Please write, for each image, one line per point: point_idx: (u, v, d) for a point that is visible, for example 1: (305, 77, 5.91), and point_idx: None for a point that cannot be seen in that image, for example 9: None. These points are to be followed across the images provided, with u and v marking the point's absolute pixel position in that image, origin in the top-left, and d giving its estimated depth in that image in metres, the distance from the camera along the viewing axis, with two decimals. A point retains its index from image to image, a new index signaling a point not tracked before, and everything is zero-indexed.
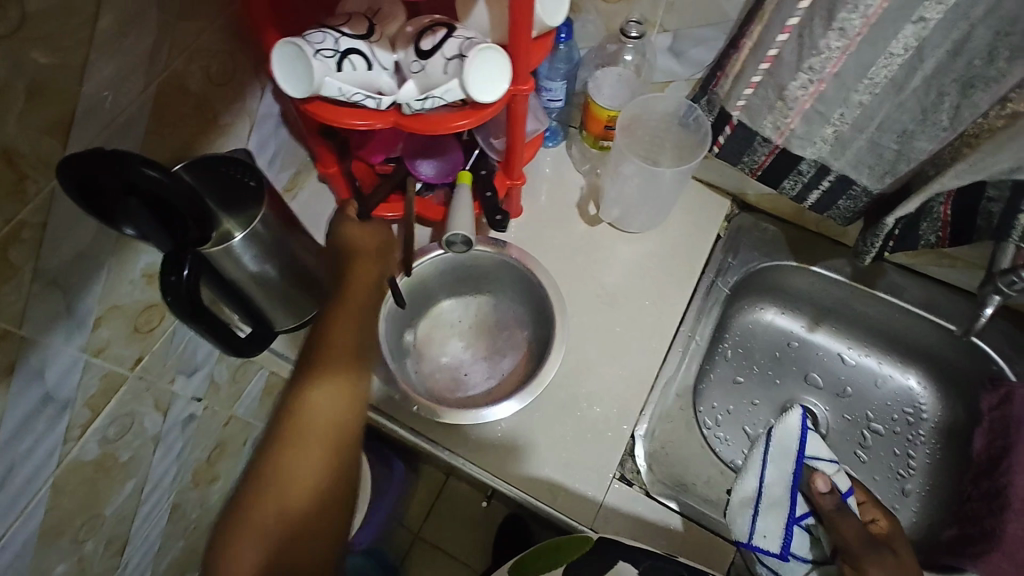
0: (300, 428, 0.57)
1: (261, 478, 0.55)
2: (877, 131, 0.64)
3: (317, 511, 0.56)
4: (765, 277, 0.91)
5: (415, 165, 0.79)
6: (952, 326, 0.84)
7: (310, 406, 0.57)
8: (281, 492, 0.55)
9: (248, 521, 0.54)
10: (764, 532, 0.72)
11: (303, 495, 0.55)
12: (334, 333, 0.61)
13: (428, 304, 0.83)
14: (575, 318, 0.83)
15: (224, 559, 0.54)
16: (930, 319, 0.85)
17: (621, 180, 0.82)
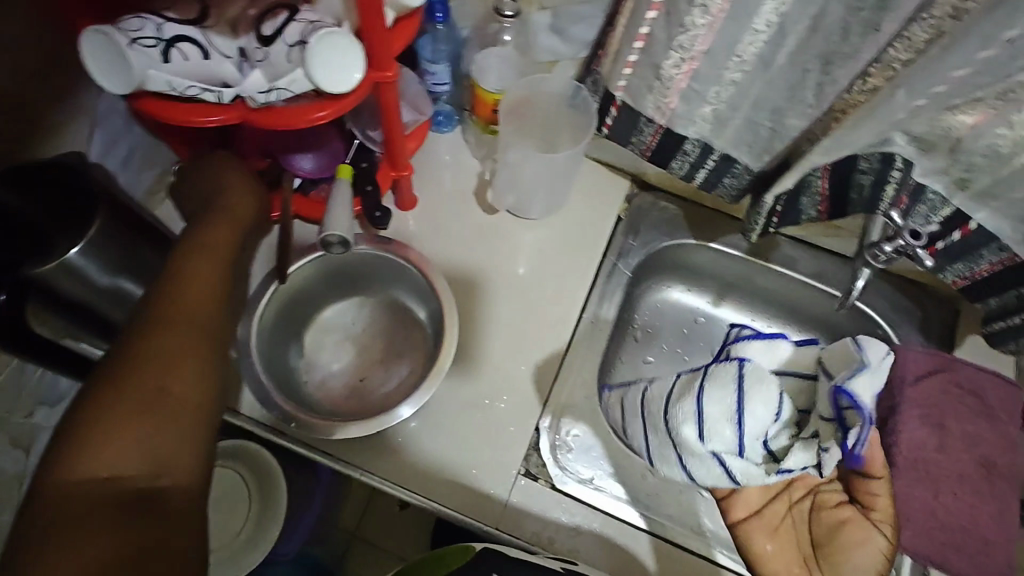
0: (166, 329, 0.53)
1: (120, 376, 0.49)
2: (751, 109, 0.63)
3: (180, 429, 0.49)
4: (668, 255, 0.91)
5: (292, 161, 0.73)
6: (836, 292, 0.87)
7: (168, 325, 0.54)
8: (134, 408, 0.48)
9: (103, 416, 0.46)
10: (719, 401, 0.65)
11: (165, 409, 0.49)
12: (192, 260, 0.59)
13: (316, 308, 0.78)
14: (477, 311, 0.80)
15: (72, 456, 0.44)
16: (820, 288, 0.88)
17: (512, 167, 0.80)
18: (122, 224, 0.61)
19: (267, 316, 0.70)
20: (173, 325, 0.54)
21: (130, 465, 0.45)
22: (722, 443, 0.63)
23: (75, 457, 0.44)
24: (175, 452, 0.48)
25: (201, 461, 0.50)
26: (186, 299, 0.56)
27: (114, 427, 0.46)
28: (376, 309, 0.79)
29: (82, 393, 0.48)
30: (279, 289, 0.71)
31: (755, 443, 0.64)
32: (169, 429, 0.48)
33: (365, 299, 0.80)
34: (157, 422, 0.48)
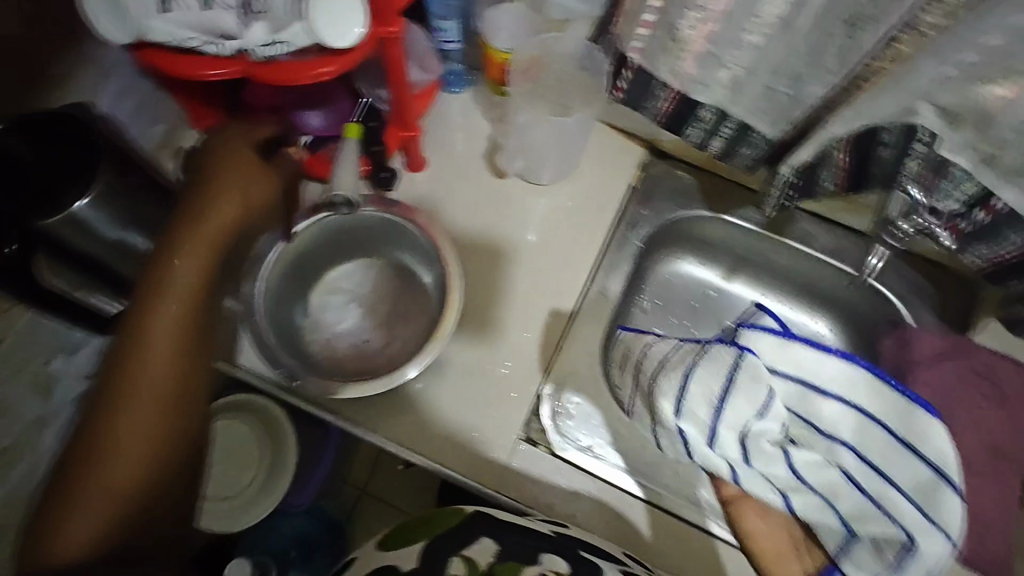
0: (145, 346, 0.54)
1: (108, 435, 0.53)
2: (770, 76, 0.60)
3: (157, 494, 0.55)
4: (680, 227, 0.89)
5: (301, 117, 0.73)
6: (853, 271, 0.85)
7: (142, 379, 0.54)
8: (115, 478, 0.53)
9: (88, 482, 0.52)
10: (704, 382, 0.60)
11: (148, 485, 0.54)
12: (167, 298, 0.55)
13: (323, 269, 0.78)
14: (483, 278, 0.80)
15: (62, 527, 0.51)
16: (834, 265, 0.86)
17: (521, 128, 0.81)
18: (127, 179, 0.61)
19: (271, 276, 0.70)
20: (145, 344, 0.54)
21: (103, 541, 0.52)
22: (694, 425, 0.59)
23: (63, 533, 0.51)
24: (143, 524, 0.54)
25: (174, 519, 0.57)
26: (157, 314, 0.55)
27: (91, 497, 0.52)
28: (384, 271, 0.79)
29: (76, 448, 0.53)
30: (283, 251, 0.71)
31: (727, 433, 0.59)
32: (141, 499, 0.54)
33: (375, 262, 0.79)
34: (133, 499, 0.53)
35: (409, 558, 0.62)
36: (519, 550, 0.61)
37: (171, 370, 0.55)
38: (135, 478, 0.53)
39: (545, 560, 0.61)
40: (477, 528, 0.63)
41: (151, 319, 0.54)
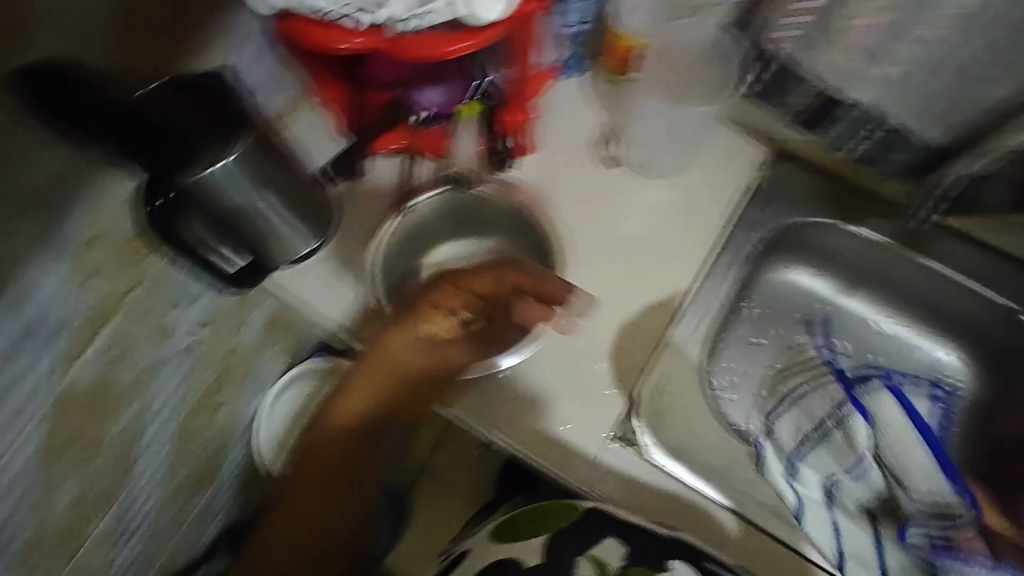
0: (348, 413, 0.73)
1: (310, 436, 0.75)
2: None
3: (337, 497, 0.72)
4: (797, 235, 0.84)
5: (420, 95, 0.72)
6: (1003, 300, 0.78)
7: (308, 473, 0.73)
8: (304, 489, 0.72)
9: (297, 480, 0.73)
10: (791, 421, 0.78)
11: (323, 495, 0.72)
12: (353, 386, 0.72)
13: (425, 247, 0.77)
14: (585, 270, 0.77)
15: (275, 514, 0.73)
16: (978, 290, 0.79)
17: (643, 115, 0.77)
18: (263, 146, 0.62)
19: (383, 249, 0.72)
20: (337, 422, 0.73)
21: (288, 546, 0.71)
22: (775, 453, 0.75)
23: (266, 534, 0.72)
24: (303, 538, 0.71)
25: (328, 535, 0.71)
26: (381, 382, 0.71)
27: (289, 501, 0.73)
28: (489, 252, 0.78)
29: (302, 454, 0.74)
30: (396, 226, 0.72)
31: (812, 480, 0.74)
32: (313, 517, 0.72)
33: (480, 241, 0.79)
34: (312, 513, 0.72)
35: (531, 553, 0.69)
36: (644, 556, 0.67)
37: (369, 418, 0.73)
38: (330, 505, 0.72)
39: (673, 567, 0.66)
40: (599, 529, 0.68)
41: (394, 378, 0.70)
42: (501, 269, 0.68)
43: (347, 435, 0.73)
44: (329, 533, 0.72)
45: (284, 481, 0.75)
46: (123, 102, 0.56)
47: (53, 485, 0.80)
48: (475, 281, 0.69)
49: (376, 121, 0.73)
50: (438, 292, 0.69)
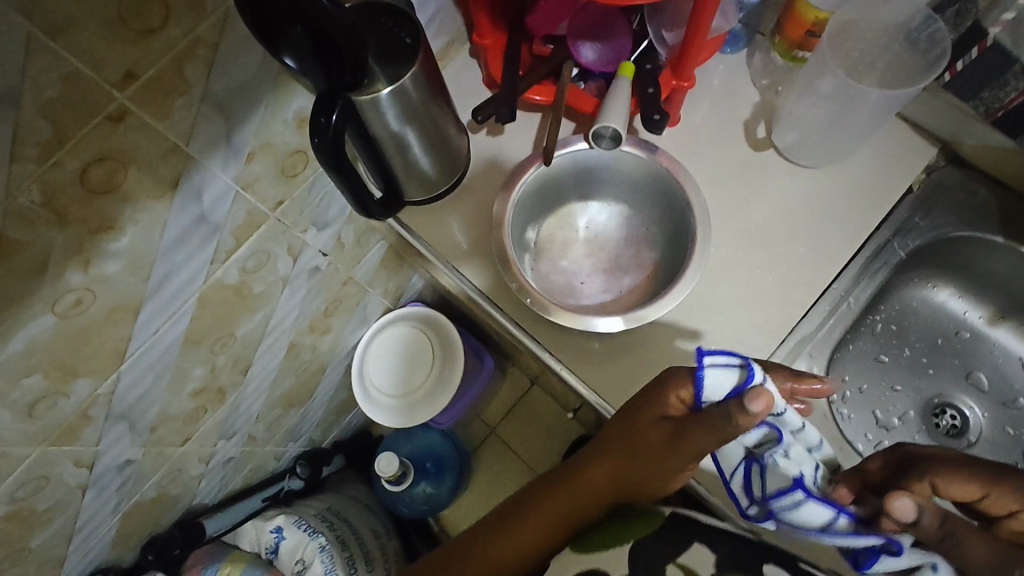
0: (550, 491, 0.68)
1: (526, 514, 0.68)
2: None
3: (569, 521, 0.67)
4: (953, 250, 0.76)
5: (576, 47, 0.72)
6: None
7: (531, 532, 0.68)
8: (530, 518, 0.68)
9: (472, 545, 0.70)
10: None
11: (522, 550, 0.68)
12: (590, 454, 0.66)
13: (556, 201, 0.77)
14: (714, 250, 0.74)
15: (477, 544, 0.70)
16: None
17: (810, 99, 0.70)
18: (428, 79, 0.65)
19: (524, 194, 0.72)
20: (536, 523, 0.68)
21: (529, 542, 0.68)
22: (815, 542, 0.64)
23: (483, 541, 0.70)
24: (511, 532, 0.69)
25: (520, 542, 0.68)
26: (572, 476, 0.67)
27: (487, 541, 0.70)
28: (619, 221, 0.77)
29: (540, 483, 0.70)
30: (539, 174, 0.72)
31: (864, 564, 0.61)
32: (519, 536, 0.68)
33: (610, 207, 0.77)
34: (524, 534, 0.68)
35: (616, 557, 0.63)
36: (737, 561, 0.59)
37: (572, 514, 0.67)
38: (532, 543, 0.68)
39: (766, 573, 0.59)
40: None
41: (576, 479, 0.67)
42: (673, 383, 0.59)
43: (572, 503, 0.67)
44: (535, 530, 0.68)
45: (519, 494, 0.71)
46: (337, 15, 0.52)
47: (180, 377, 0.85)
48: (642, 422, 0.60)
49: (534, 68, 0.73)
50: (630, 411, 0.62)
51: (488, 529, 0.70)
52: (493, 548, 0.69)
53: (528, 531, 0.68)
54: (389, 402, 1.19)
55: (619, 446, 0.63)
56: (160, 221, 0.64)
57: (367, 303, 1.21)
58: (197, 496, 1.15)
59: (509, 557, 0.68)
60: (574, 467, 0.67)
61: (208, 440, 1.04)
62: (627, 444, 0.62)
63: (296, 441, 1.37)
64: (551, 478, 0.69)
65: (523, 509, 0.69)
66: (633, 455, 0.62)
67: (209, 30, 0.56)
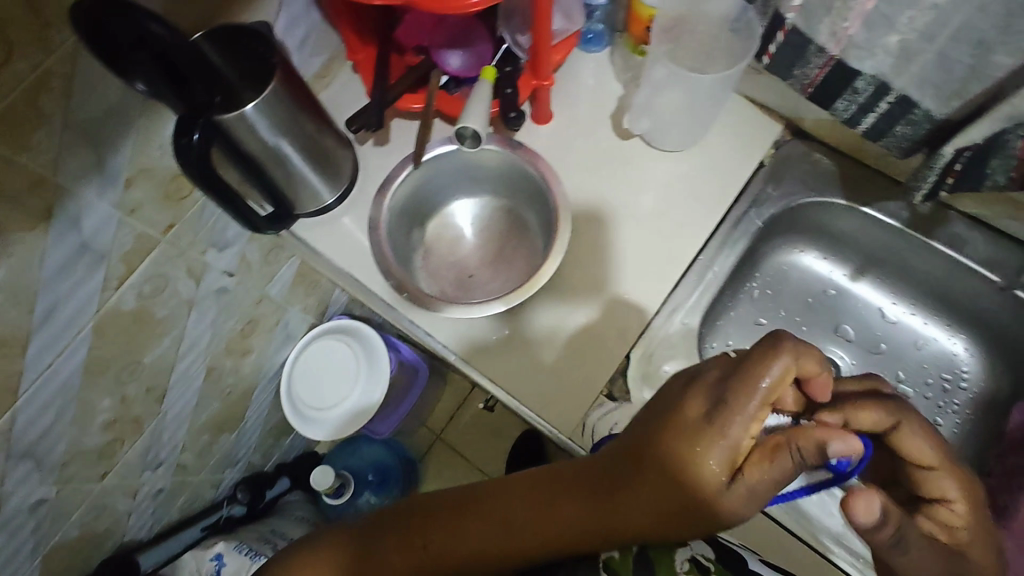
0: (523, 491, 0.57)
1: (504, 509, 0.56)
2: (949, 41, 0.54)
3: (549, 541, 0.55)
4: (805, 215, 0.84)
5: (443, 57, 0.77)
6: (994, 277, 0.76)
7: (498, 536, 0.56)
8: (510, 521, 0.56)
9: (426, 522, 0.59)
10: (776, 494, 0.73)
11: (481, 548, 0.56)
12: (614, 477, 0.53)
13: (436, 202, 0.82)
14: (590, 234, 0.80)
15: (432, 525, 0.59)
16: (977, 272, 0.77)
17: (654, 88, 0.76)
18: (293, 93, 0.67)
19: (397, 198, 0.77)
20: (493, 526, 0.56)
21: (491, 545, 0.56)
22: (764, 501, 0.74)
23: (443, 524, 0.58)
24: (477, 527, 0.57)
25: (482, 540, 0.56)
26: (560, 480, 0.56)
27: (445, 522, 0.58)
28: (498, 213, 0.83)
29: (543, 480, 0.57)
30: (411, 175, 0.76)
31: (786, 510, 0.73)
32: (485, 533, 0.56)
33: (491, 201, 0.83)
34: (492, 535, 0.56)
35: None
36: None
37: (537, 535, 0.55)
38: (494, 549, 0.56)
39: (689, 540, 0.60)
40: None
41: (565, 489, 0.55)
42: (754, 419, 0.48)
43: (560, 519, 0.54)
44: (506, 535, 0.56)
45: (510, 483, 0.58)
46: (179, 40, 0.53)
47: (87, 409, 0.85)
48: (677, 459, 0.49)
49: (402, 77, 0.77)
50: (676, 445, 0.49)
51: (433, 515, 0.59)
52: (456, 540, 0.57)
53: (503, 527, 0.56)
54: (317, 416, 1.20)
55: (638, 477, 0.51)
56: (36, 251, 0.65)
57: (288, 320, 1.22)
58: (128, 531, 1.13)
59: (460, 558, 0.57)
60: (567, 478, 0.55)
61: (131, 473, 1.02)
62: (642, 482, 0.51)
63: (233, 467, 1.36)
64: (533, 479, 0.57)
65: (497, 505, 0.57)
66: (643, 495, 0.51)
67: (61, 61, 0.57)
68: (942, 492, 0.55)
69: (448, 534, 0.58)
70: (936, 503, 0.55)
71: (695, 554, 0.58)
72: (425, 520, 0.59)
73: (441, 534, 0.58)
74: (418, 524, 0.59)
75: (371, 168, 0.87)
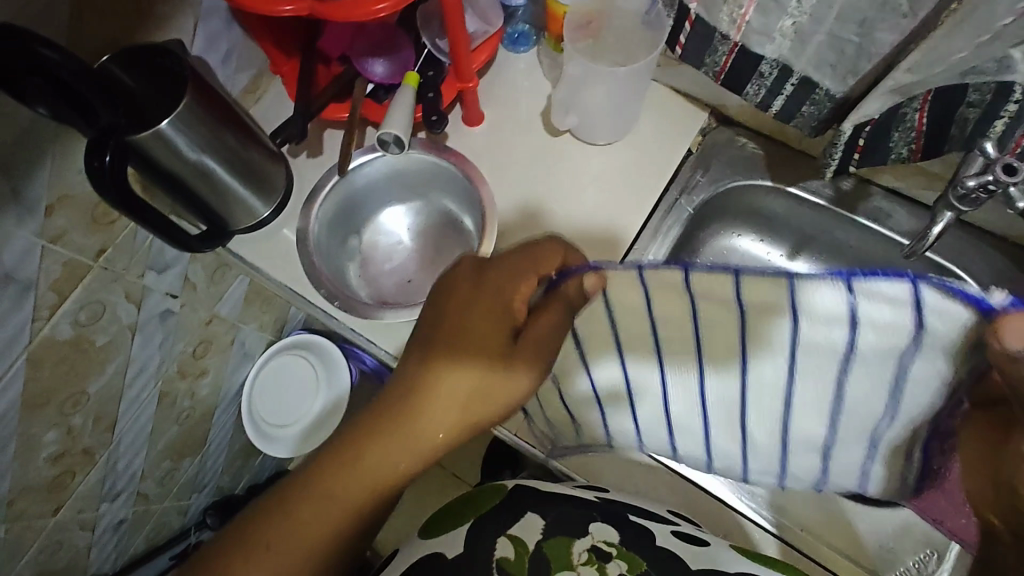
0: (377, 423, 0.57)
1: (370, 447, 0.57)
2: (835, 23, 0.57)
3: (430, 442, 0.58)
4: (737, 199, 0.85)
5: (366, 65, 0.77)
6: (904, 242, 0.79)
7: (377, 459, 0.57)
8: (379, 449, 0.57)
9: (302, 499, 0.57)
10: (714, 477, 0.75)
11: (368, 488, 0.57)
12: (442, 372, 0.57)
13: (368, 209, 0.83)
14: (523, 230, 0.80)
15: (301, 506, 0.56)
16: (889, 238, 0.80)
17: (576, 83, 0.79)
18: (211, 109, 0.66)
19: (325, 209, 0.78)
20: (346, 498, 0.57)
21: (381, 477, 0.57)
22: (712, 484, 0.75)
23: (310, 498, 0.56)
24: (356, 478, 0.57)
25: (366, 485, 0.57)
26: (402, 397, 0.58)
27: (321, 491, 0.57)
28: (433, 216, 0.84)
29: (384, 405, 0.58)
30: (338, 184, 0.78)
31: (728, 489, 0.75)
32: (366, 479, 0.57)
33: (427, 206, 0.84)
34: (373, 476, 0.57)
35: (455, 544, 0.61)
36: (565, 524, 0.62)
37: (403, 455, 0.57)
38: (385, 475, 0.57)
39: (593, 529, 0.62)
40: (520, 506, 0.65)
41: (411, 399, 0.57)
42: (517, 279, 0.59)
43: (428, 424, 0.57)
44: (390, 459, 0.57)
45: (361, 418, 0.58)
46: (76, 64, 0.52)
47: (30, 443, 0.83)
48: (471, 345, 0.57)
49: (327, 86, 0.78)
50: (477, 326, 0.58)
51: (298, 486, 0.57)
52: (332, 493, 0.56)
53: (378, 458, 0.57)
54: (280, 434, 1.20)
55: (455, 362, 0.57)
56: None
57: (244, 338, 1.21)
58: (91, 565, 1.11)
59: (350, 506, 0.57)
60: (395, 413, 0.57)
61: (86, 506, 1.00)
62: (461, 361, 0.57)
63: (200, 493, 1.34)
64: (364, 422, 0.58)
65: (358, 442, 0.57)
66: (464, 363, 0.57)
67: None
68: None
69: (327, 503, 0.56)
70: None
71: (594, 542, 0.60)
72: (300, 497, 0.57)
73: (320, 498, 0.56)
74: (296, 503, 0.56)
75: (306, 180, 0.86)
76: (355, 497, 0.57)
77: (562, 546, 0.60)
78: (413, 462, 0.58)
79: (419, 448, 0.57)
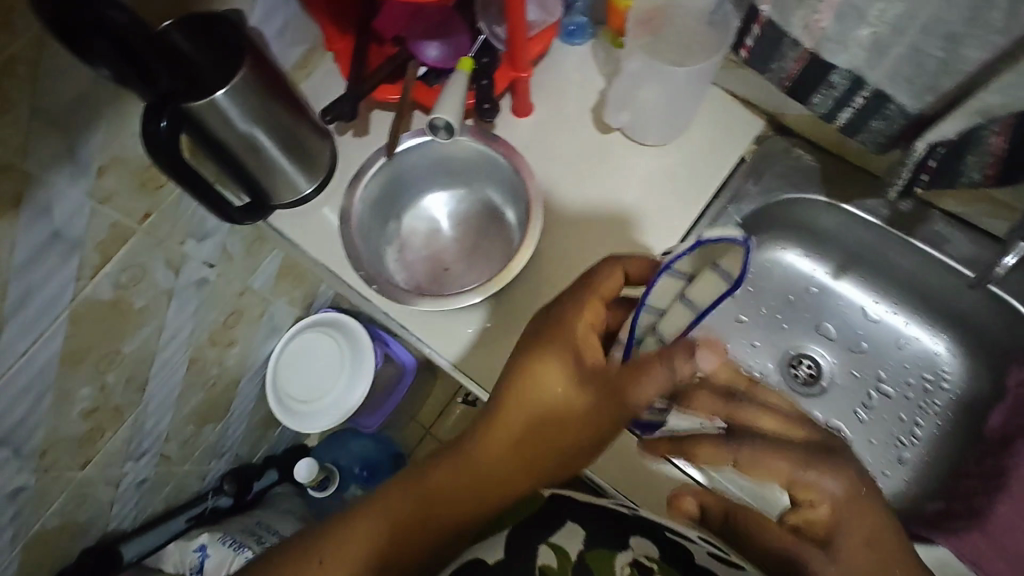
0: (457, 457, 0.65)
1: (451, 475, 0.65)
2: (919, 35, 0.54)
3: (504, 477, 0.65)
4: (786, 212, 0.83)
5: (420, 48, 0.77)
6: (970, 273, 0.75)
7: (455, 486, 0.65)
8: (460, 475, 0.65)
9: (384, 513, 0.64)
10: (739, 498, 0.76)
11: (444, 508, 0.65)
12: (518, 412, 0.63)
13: (411, 193, 0.82)
14: (564, 226, 0.79)
15: (381, 520, 0.64)
16: (947, 265, 0.77)
17: (631, 79, 0.77)
18: (264, 81, 0.65)
19: (369, 189, 0.78)
20: (417, 518, 0.64)
21: (455, 500, 0.65)
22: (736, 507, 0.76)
23: (389, 514, 0.64)
24: (432, 499, 0.65)
25: (439, 505, 0.65)
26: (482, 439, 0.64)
27: (401, 507, 0.65)
28: (475, 205, 0.82)
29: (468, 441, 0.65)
30: (384, 166, 0.78)
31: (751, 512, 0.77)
32: (443, 502, 0.65)
33: (470, 195, 0.83)
34: (449, 500, 0.65)
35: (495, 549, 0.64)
36: (607, 539, 0.64)
37: (478, 486, 0.65)
38: (458, 500, 0.65)
39: (633, 544, 0.64)
40: (558, 518, 0.67)
41: (491, 439, 0.64)
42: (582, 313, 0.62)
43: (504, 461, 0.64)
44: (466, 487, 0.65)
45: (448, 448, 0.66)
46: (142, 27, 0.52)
47: (65, 398, 0.84)
48: (548, 389, 0.62)
49: (380, 67, 0.77)
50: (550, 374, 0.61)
51: (382, 502, 0.65)
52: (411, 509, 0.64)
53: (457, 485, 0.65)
54: (305, 410, 1.21)
55: (530, 392, 0.62)
56: (7, 240, 0.64)
57: (273, 311, 1.22)
58: (112, 520, 1.13)
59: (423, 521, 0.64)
60: (482, 437, 0.64)
61: (112, 463, 1.02)
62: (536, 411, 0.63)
63: (220, 459, 1.37)
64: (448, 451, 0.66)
65: (441, 469, 0.65)
66: (532, 405, 0.62)
67: (27, 46, 0.56)
68: (809, 498, 0.55)
69: (400, 517, 0.64)
70: (806, 503, 0.56)
71: (636, 558, 0.62)
72: (381, 509, 0.65)
73: (400, 512, 0.64)
74: (377, 515, 0.64)
75: (350, 160, 0.86)
76: (427, 515, 0.65)
77: (603, 559, 0.62)
78: (489, 492, 0.65)
79: (492, 481, 0.65)
